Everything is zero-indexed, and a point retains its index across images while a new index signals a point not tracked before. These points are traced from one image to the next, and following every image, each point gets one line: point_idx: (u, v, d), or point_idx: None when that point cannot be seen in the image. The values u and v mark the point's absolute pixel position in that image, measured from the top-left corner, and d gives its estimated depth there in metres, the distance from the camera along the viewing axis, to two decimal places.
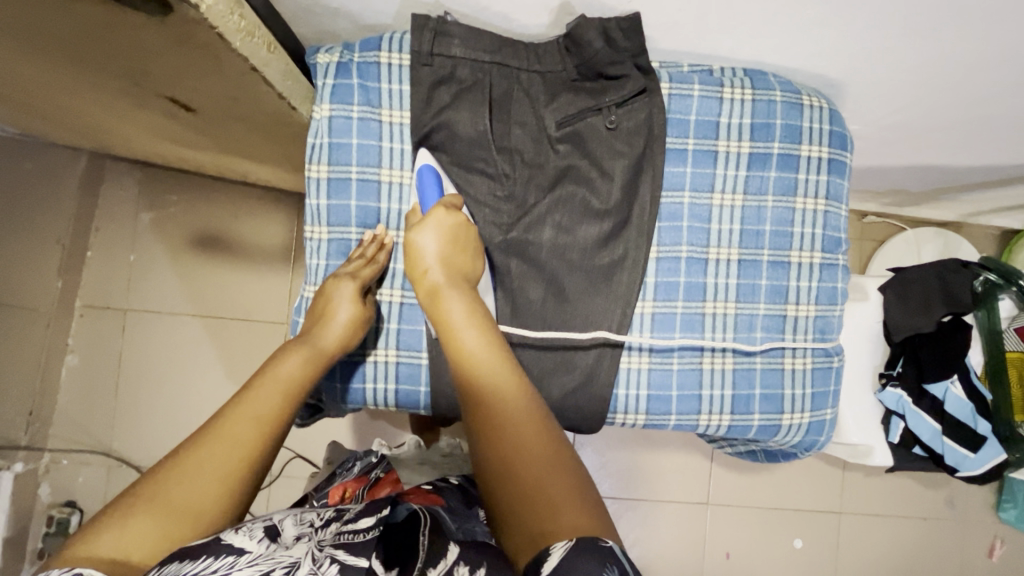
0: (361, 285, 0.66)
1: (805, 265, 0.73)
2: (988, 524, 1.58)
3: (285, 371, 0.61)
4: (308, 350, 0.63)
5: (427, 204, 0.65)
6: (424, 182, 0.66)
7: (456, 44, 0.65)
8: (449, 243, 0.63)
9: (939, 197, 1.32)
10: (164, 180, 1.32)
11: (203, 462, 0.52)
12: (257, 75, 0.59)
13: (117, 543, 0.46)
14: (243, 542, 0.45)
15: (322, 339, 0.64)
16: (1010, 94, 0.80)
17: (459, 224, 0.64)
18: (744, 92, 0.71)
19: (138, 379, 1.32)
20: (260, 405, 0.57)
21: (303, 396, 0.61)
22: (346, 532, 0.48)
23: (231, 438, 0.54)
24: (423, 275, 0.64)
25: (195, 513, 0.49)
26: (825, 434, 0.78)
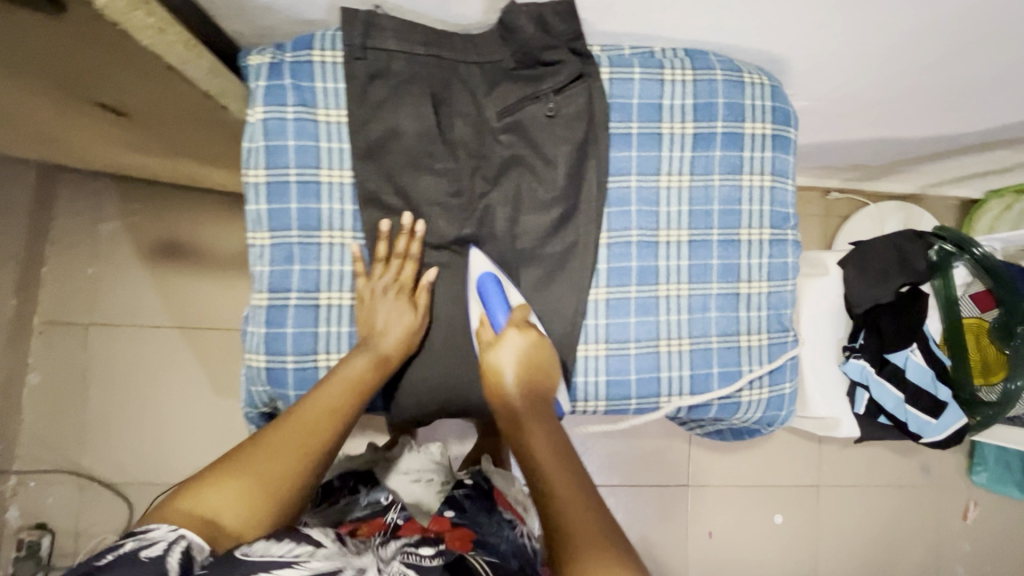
0: (404, 286, 0.67)
1: (754, 242, 0.74)
2: (962, 488, 1.62)
3: (349, 372, 0.64)
4: (374, 356, 0.66)
5: (497, 319, 0.65)
6: (486, 290, 0.66)
7: (389, 37, 0.63)
8: (526, 359, 0.65)
9: (897, 169, 1.34)
10: (119, 190, 1.29)
11: (285, 445, 0.57)
12: (178, 75, 0.57)
13: (210, 505, 0.52)
14: (318, 538, 0.54)
15: (381, 343, 0.66)
16: (950, 64, 0.81)
17: (532, 343, 0.65)
18: (684, 73, 0.72)
19: (103, 396, 1.29)
20: (329, 401, 0.62)
21: (364, 397, 0.64)
22: (412, 555, 0.57)
23: (302, 428, 0.59)
24: (503, 386, 0.64)
25: (275, 487, 0.55)
26: (786, 408, 0.78)
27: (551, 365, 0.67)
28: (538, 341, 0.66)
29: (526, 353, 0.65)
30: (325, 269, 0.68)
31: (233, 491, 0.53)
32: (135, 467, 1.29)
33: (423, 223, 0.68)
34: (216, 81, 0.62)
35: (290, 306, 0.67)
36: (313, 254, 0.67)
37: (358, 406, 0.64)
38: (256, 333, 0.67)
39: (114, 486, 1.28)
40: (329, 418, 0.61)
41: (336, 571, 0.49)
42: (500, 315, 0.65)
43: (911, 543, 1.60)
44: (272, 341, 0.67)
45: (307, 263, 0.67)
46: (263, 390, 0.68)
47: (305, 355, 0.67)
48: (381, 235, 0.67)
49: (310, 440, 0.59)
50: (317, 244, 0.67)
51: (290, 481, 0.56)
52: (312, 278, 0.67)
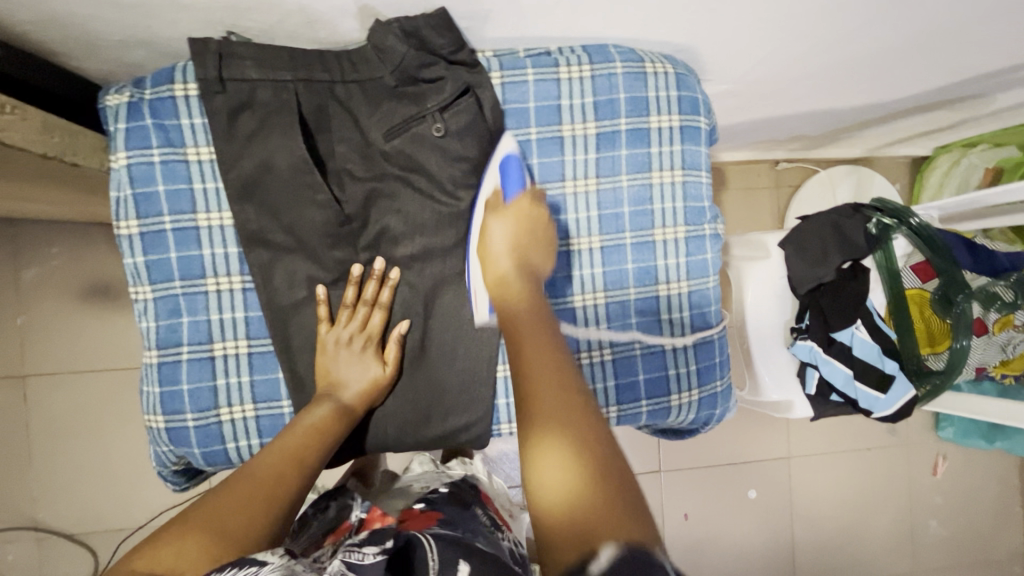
0: (371, 337, 0.65)
1: (670, 242, 0.71)
2: (930, 443, 1.63)
3: (308, 420, 0.61)
4: (333, 403, 0.63)
5: (511, 191, 0.63)
6: (508, 168, 0.64)
7: (249, 66, 0.59)
8: (523, 236, 0.61)
9: (841, 136, 1.31)
10: (32, 233, 1.20)
11: (246, 495, 0.53)
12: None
13: (166, 559, 0.46)
14: (266, 556, 0.46)
15: (345, 393, 0.64)
16: (870, 34, 0.77)
17: (535, 221, 0.62)
18: (581, 70, 0.68)
19: (51, 447, 1.23)
20: (288, 450, 0.59)
21: (327, 447, 0.61)
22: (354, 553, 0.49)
23: (264, 479, 0.55)
24: (491, 262, 0.61)
25: (238, 540, 0.50)
26: (720, 406, 0.76)
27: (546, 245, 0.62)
28: (541, 219, 0.63)
29: (524, 226, 0.61)
30: (215, 318, 0.63)
31: (191, 543, 0.47)
32: (92, 514, 1.25)
33: (383, 261, 0.65)
34: (52, 139, 0.58)
35: (183, 361, 0.63)
36: (200, 304, 0.63)
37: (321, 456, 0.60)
38: (152, 393, 0.64)
39: (72, 536, 1.25)
40: (292, 467, 0.57)
41: None
42: (513, 185, 0.63)
43: (885, 503, 1.62)
44: (169, 400, 0.63)
45: (197, 314, 0.63)
46: (168, 450, 0.65)
47: (207, 409, 0.64)
48: (352, 280, 0.64)
49: (272, 489, 0.55)
50: (204, 293, 0.63)
51: (254, 529, 0.51)
52: (204, 329, 0.63)
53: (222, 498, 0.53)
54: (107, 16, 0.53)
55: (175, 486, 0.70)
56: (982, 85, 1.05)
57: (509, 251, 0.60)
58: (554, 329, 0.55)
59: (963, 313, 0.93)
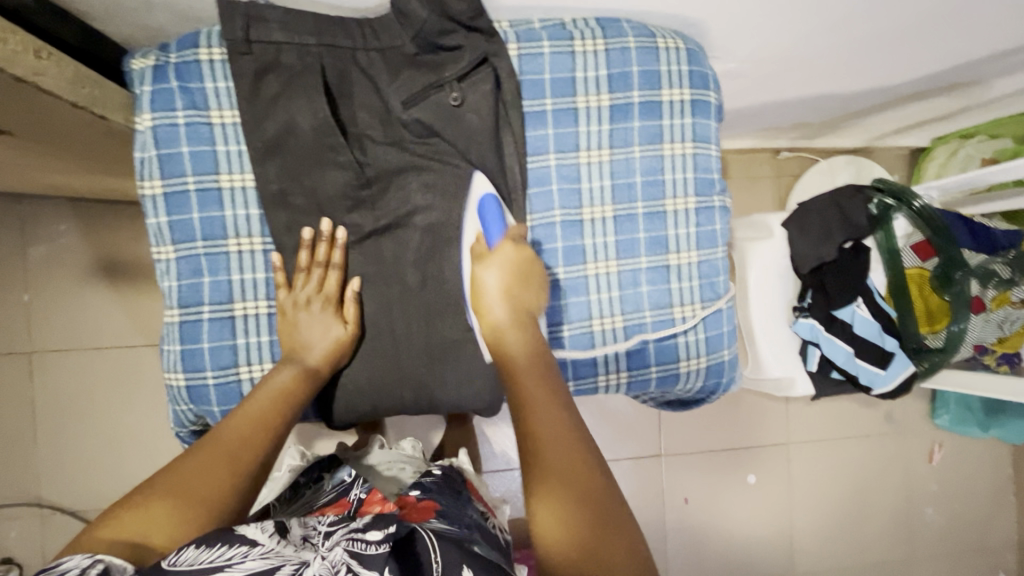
0: (331, 300, 0.65)
1: (680, 212, 0.72)
2: (926, 432, 1.66)
3: (276, 383, 0.62)
4: (297, 367, 0.63)
5: (493, 238, 0.65)
6: (486, 213, 0.65)
7: (275, 29, 0.60)
8: (513, 279, 0.63)
9: (842, 124, 1.33)
10: (40, 214, 1.21)
11: (211, 456, 0.54)
12: (30, 87, 0.53)
13: (133, 527, 0.48)
14: (255, 534, 0.48)
15: (308, 356, 0.64)
16: (873, 15, 0.79)
17: (526, 260, 0.65)
18: (595, 43, 0.69)
19: (55, 424, 1.24)
20: (257, 410, 0.59)
21: (297, 406, 0.62)
22: (358, 541, 0.48)
23: (231, 443, 0.56)
24: (486, 312, 0.63)
25: (205, 502, 0.51)
26: (727, 375, 0.78)
27: (540, 285, 0.65)
28: (530, 259, 0.65)
29: (513, 272, 0.64)
30: (236, 278, 0.64)
31: (156, 511, 0.48)
32: (97, 492, 1.26)
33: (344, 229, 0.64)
34: (82, 89, 0.58)
35: (205, 320, 0.64)
36: (222, 264, 0.64)
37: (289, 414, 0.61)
38: (173, 351, 0.64)
39: (78, 514, 1.25)
40: (257, 428, 0.58)
41: (270, 571, 0.44)
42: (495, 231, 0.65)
43: (881, 490, 1.64)
44: (190, 358, 0.64)
45: (218, 274, 0.64)
46: (188, 409, 0.66)
47: (228, 368, 0.64)
48: (303, 244, 0.64)
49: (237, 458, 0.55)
50: (225, 253, 0.64)
51: (221, 491, 0.52)
52: (224, 289, 0.64)
53: (193, 460, 0.54)
54: None
55: (191, 447, 0.71)
56: (980, 72, 1.07)
57: (503, 299, 0.63)
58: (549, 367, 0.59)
59: (961, 293, 0.97)
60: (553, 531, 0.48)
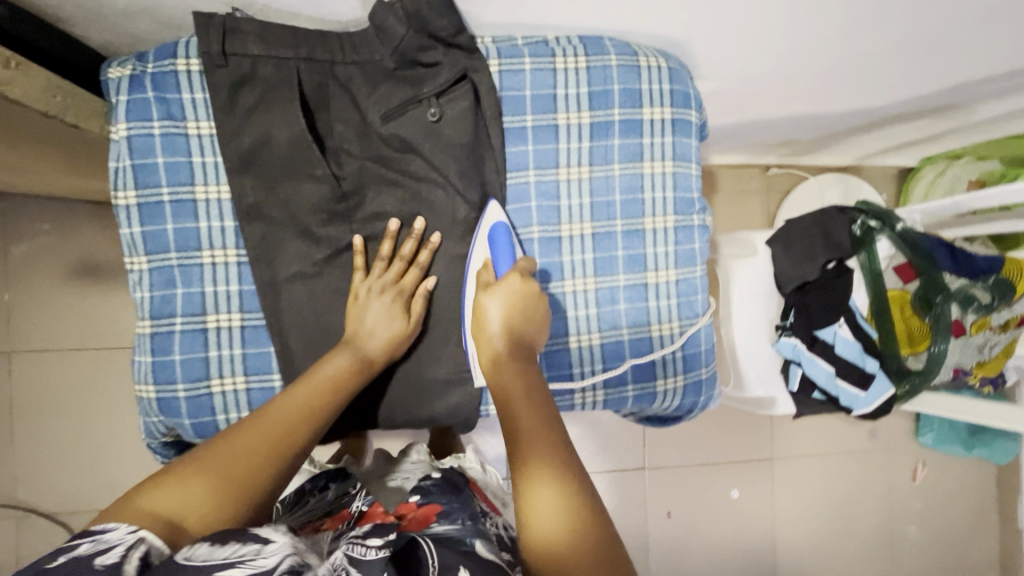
0: (400, 291, 0.64)
1: (659, 231, 0.72)
2: (911, 449, 1.66)
3: (329, 371, 0.60)
4: (355, 356, 0.62)
5: (502, 267, 0.64)
6: (497, 237, 0.65)
7: (252, 41, 0.60)
8: (514, 313, 0.61)
9: (830, 142, 1.34)
10: (23, 212, 1.20)
11: (254, 438, 0.53)
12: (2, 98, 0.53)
13: (172, 500, 0.46)
14: None
15: (367, 345, 0.63)
16: (856, 38, 0.80)
17: (529, 295, 0.62)
18: (577, 61, 0.69)
19: (33, 425, 1.23)
20: (304, 398, 0.57)
21: (343, 400, 0.60)
22: (358, 549, 0.49)
23: (279, 427, 0.54)
24: (485, 340, 0.61)
25: (245, 485, 0.50)
26: (705, 394, 0.77)
27: (541, 319, 0.63)
28: (536, 294, 0.63)
29: (516, 303, 0.61)
30: (209, 290, 0.64)
31: (199, 487, 0.47)
32: (74, 494, 1.24)
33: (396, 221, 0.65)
34: (54, 99, 0.59)
35: (176, 332, 0.63)
36: (195, 276, 0.63)
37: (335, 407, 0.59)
38: (143, 362, 0.64)
39: (53, 516, 1.24)
40: (304, 419, 0.56)
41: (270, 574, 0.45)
42: (503, 264, 0.65)
43: (864, 506, 1.64)
44: (160, 370, 0.63)
45: (191, 286, 0.63)
46: (158, 421, 0.65)
47: (198, 381, 0.64)
48: (359, 248, 0.65)
49: (278, 448, 0.53)
50: (199, 265, 0.63)
51: (261, 476, 0.51)
52: (197, 301, 0.63)
53: (238, 443, 0.52)
54: None
55: (163, 458, 0.70)
56: (965, 96, 1.08)
57: (503, 332, 0.60)
58: (541, 382, 0.58)
59: (941, 316, 0.97)
60: (544, 536, 0.47)
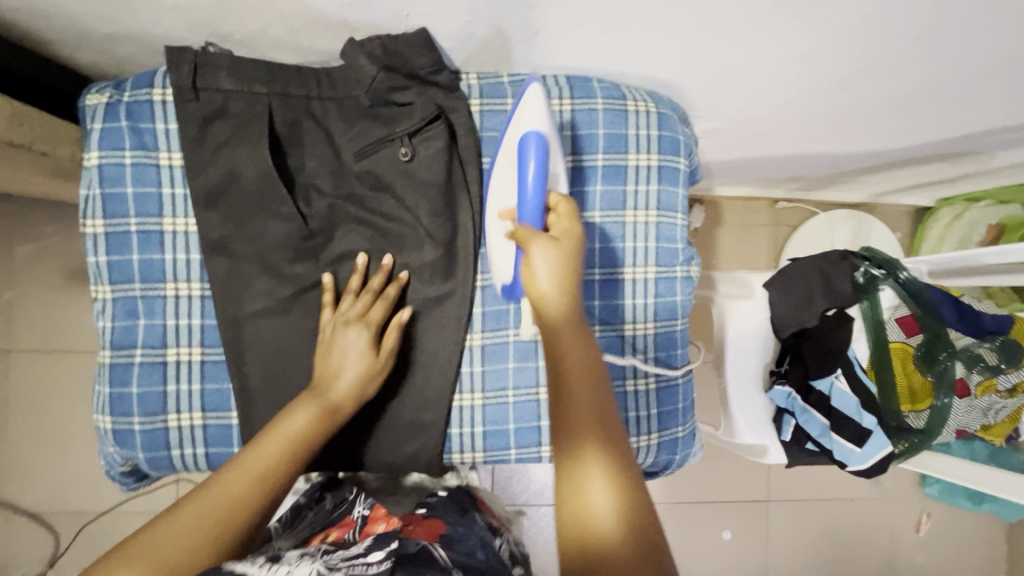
0: (367, 330, 0.61)
1: (639, 282, 0.69)
2: (915, 500, 1.59)
3: (289, 428, 0.57)
4: (317, 405, 0.58)
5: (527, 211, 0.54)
6: (527, 159, 0.54)
7: (224, 77, 0.59)
8: (564, 265, 0.52)
9: (840, 180, 1.29)
10: (26, 215, 1.22)
11: (198, 514, 0.50)
12: None
13: None
14: (245, 567, 0.45)
15: (332, 391, 0.59)
16: (860, 83, 0.77)
17: (573, 244, 0.53)
18: (561, 103, 0.67)
19: (21, 425, 1.24)
20: (257, 465, 0.54)
21: (303, 458, 0.57)
22: (358, 565, 0.45)
23: (225, 502, 0.51)
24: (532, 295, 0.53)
25: (182, 564, 0.47)
26: (681, 452, 0.73)
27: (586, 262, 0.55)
28: (580, 240, 0.54)
29: (566, 259, 0.52)
30: (171, 323, 0.63)
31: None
32: (58, 497, 1.25)
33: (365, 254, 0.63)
34: (20, 128, 0.61)
35: (135, 364, 0.63)
36: (158, 308, 0.63)
37: (295, 469, 0.56)
38: (102, 393, 0.63)
39: (35, 516, 1.25)
40: (253, 487, 0.53)
41: None
42: (534, 207, 0.53)
43: (863, 556, 1.57)
44: (117, 402, 0.63)
45: (153, 318, 0.63)
46: (114, 452, 0.64)
47: (155, 415, 0.63)
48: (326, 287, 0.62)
49: (223, 523, 0.50)
50: (163, 297, 0.63)
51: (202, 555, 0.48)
52: (159, 333, 0.63)
53: (181, 519, 0.49)
54: (94, 10, 0.54)
55: (122, 486, 0.69)
56: (983, 143, 1.03)
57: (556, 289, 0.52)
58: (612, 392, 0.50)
59: (945, 372, 0.92)
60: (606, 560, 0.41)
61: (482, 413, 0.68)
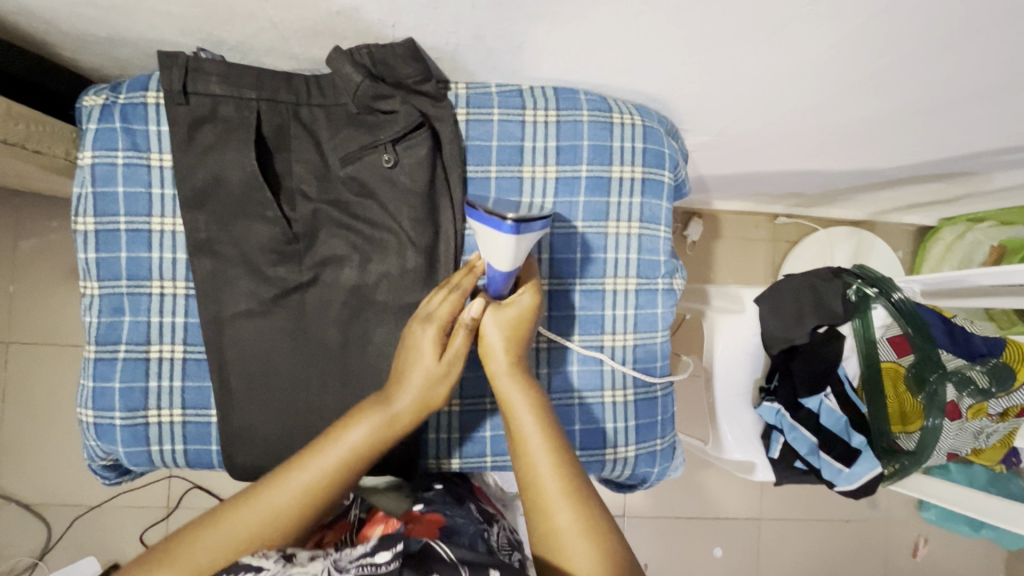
0: (441, 330, 0.57)
1: (620, 293, 0.69)
2: (912, 523, 1.56)
3: (350, 438, 0.54)
4: (379, 415, 0.55)
5: (496, 282, 0.59)
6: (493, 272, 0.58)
7: (214, 82, 0.61)
8: (514, 332, 0.58)
9: (839, 197, 1.29)
10: (34, 210, 1.25)
11: (229, 529, 0.50)
12: None
13: None
14: (260, 560, 0.48)
15: (398, 399, 0.56)
16: (849, 101, 0.77)
17: (520, 313, 0.59)
18: (547, 114, 0.68)
19: (19, 417, 1.26)
20: (304, 479, 0.52)
21: (355, 473, 0.55)
22: (367, 566, 0.46)
23: (259, 519, 0.51)
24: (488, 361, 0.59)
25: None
26: (659, 466, 0.73)
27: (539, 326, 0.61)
28: (529, 309, 0.59)
29: (518, 324, 0.59)
30: (154, 321, 0.64)
31: None
32: (53, 488, 1.27)
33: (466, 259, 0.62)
34: (15, 126, 0.60)
35: (118, 360, 0.64)
36: (143, 305, 0.64)
37: (347, 484, 0.55)
38: (85, 387, 0.64)
39: (29, 507, 1.26)
40: (293, 505, 0.52)
41: None
42: (500, 282, 0.59)
43: None
44: (100, 397, 0.64)
45: (138, 315, 0.64)
46: (95, 446, 0.65)
47: (135, 411, 0.64)
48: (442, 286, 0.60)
49: (267, 537, 0.51)
50: (148, 295, 0.64)
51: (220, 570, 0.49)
52: (142, 331, 0.64)
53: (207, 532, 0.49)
54: (89, 15, 0.56)
55: (104, 480, 0.70)
56: (980, 164, 1.02)
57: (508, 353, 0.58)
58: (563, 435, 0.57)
59: (935, 395, 0.91)
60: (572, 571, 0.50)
61: (459, 419, 0.69)
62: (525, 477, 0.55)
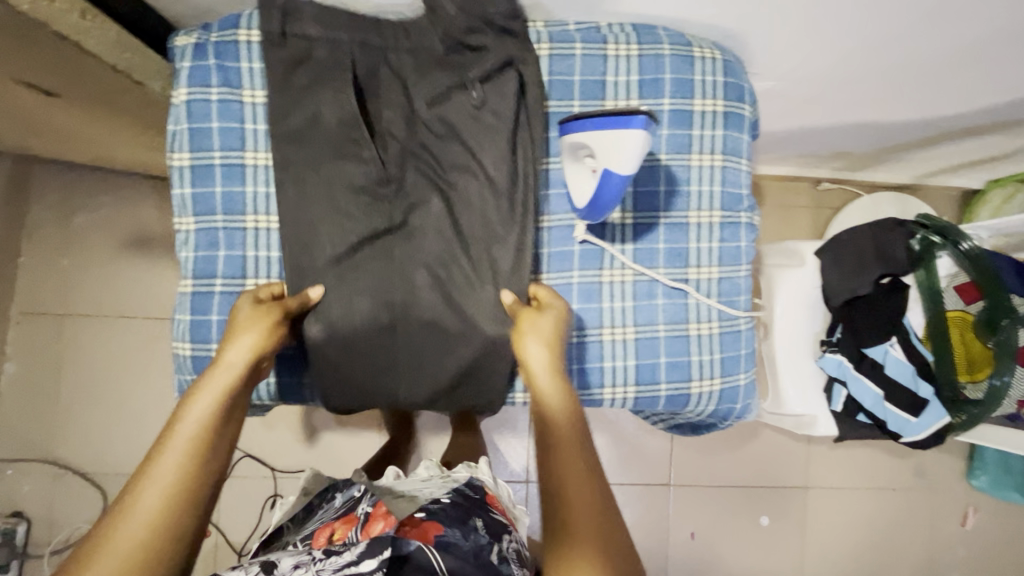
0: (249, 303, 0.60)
1: (704, 226, 0.69)
2: (960, 492, 1.54)
3: (193, 411, 0.51)
4: (214, 379, 0.53)
5: (611, 177, 0.58)
6: (607, 175, 0.58)
7: (310, 24, 0.62)
8: (556, 350, 0.59)
9: (888, 157, 1.27)
10: (87, 182, 1.26)
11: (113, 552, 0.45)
12: (69, 41, 0.58)
13: None
14: None
15: (228, 358, 0.55)
16: (922, 41, 0.76)
17: (556, 326, 0.60)
18: (628, 48, 0.68)
19: (76, 387, 1.28)
20: (168, 468, 0.48)
21: (217, 440, 0.51)
22: None
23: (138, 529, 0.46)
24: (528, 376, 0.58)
25: None
26: (742, 402, 0.73)
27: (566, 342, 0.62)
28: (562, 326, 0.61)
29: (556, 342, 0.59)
30: (249, 254, 0.66)
31: None
32: (109, 457, 1.29)
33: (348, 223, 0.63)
34: (122, 53, 0.64)
35: (215, 293, 0.65)
36: (238, 239, 0.65)
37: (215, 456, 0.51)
38: (182, 320, 0.65)
39: (86, 476, 1.28)
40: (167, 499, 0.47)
41: None
42: (614, 182, 0.59)
43: (905, 549, 1.53)
44: (198, 329, 0.65)
45: (233, 249, 0.65)
46: (190, 380, 0.66)
47: None
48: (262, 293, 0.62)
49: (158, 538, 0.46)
50: (243, 229, 0.65)
51: None
52: (238, 264, 0.65)
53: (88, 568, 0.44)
54: None
55: None
56: None
57: (551, 369, 0.57)
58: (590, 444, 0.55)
59: (1007, 341, 0.91)
60: None
61: None
62: (552, 491, 0.53)
